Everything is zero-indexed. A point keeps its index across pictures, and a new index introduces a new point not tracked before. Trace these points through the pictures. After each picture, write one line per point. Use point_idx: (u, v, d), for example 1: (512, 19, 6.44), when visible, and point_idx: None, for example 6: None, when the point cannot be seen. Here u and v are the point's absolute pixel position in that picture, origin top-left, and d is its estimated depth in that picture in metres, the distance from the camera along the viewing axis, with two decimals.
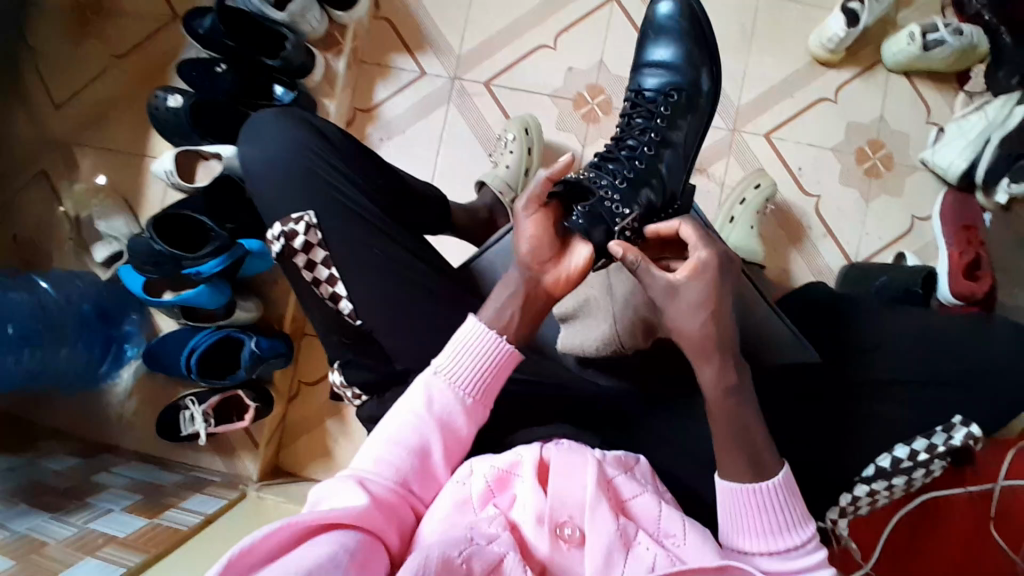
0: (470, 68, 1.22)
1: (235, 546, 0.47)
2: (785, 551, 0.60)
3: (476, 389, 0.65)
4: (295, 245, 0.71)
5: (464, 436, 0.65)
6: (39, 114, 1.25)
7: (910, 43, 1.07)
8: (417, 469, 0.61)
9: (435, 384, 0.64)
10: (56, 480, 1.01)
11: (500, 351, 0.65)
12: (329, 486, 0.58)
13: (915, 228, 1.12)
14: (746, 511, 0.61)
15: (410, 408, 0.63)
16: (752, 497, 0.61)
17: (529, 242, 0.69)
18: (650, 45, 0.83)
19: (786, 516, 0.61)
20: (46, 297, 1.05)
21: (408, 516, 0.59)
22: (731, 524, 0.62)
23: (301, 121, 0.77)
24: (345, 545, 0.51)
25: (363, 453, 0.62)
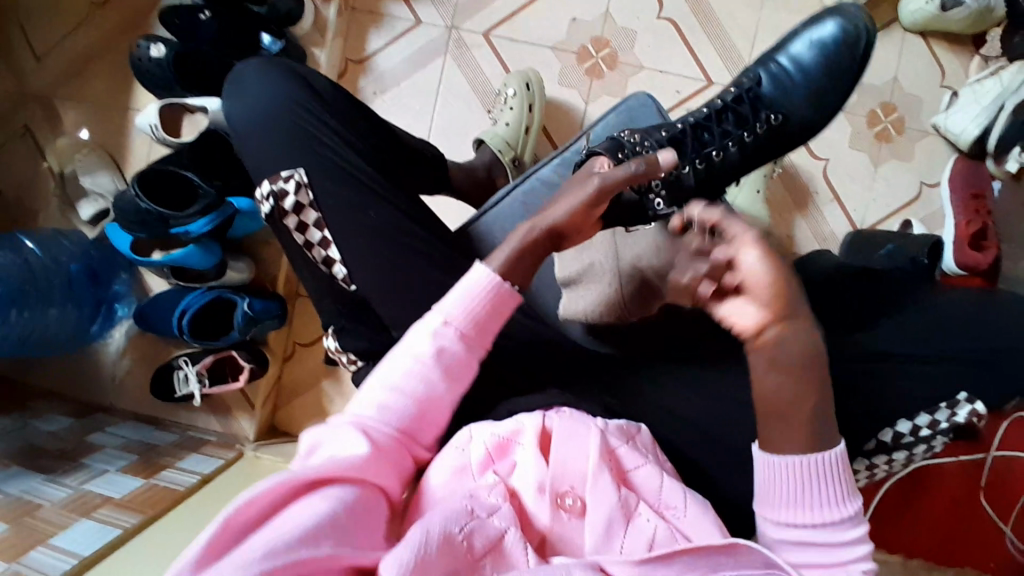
0: (468, 17, 1.17)
1: (230, 505, 0.46)
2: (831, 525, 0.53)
3: (482, 334, 0.61)
4: (285, 206, 0.68)
5: (467, 381, 0.61)
6: (19, 65, 1.20)
7: (928, 2, 1.02)
8: (419, 415, 0.59)
9: (444, 331, 0.59)
10: (50, 440, 1.00)
11: (503, 294, 0.61)
12: (327, 430, 0.56)
13: (923, 196, 1.10)
14: (796, 481, 0.54)
15: (413, 351, 0.59)
16: (806, 469, 0.54)
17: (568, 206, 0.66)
18: (798, 44, 0.83)
19: (837, 490, 0.54)
20: (32, 257, 1.01)
21: (407, 463, 0.58)
22: (772, 495, 0.55)
23: (290, 73, 0.73)
24: (343, 500, 0.50)
25: (361, 396, 0.59)
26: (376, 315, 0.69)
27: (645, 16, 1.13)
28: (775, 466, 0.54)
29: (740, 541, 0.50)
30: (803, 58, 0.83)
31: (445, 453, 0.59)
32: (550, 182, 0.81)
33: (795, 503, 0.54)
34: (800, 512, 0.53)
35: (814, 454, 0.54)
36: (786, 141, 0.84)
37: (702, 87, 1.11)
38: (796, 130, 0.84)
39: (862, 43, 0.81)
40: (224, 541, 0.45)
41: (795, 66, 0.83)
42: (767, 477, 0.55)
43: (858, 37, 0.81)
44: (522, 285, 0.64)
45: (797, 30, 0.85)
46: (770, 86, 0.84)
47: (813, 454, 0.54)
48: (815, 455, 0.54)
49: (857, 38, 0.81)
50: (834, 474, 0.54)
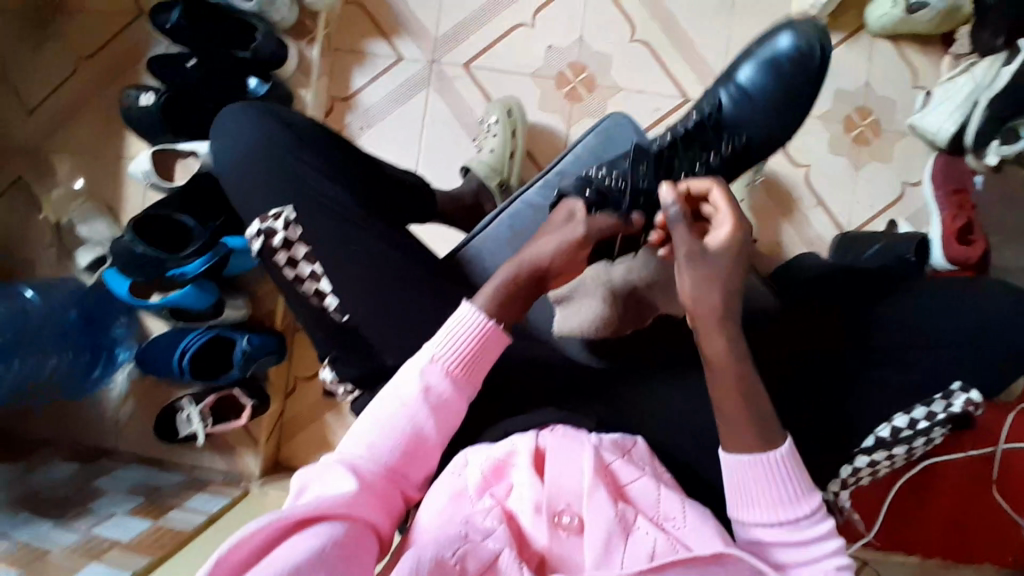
0: (448, 50, 1.20)
1: (223, 545, 0.48)
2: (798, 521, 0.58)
3: (468, 372, 0.63)
4: (274, 243, 0.70)
5: (456, 418, 0.63)
6: (14, 120, 1.23)
7: (893, 6, 1.04)
8: (408, 453, 0.60)
9: (430, 370, 0.62)
10: (56, 487, 1.01)
11: (486, 333, 0.64)
12: (319, 469, 0.58)
13: (907, 194, 1.11)
14: (756, 481, 0.59)
15: (402, 391, 0.61)
16: (761, 468, 0.59)
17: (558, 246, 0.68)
18: (752, 69, 0.82)
19: (798, 488, 0.59)
20: (29, 305, 1.03)
21: (398, 501, 0.59)
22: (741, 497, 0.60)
23: (272, 114, 0.75)
24: (333, 537, 0.51)
25: (352, 435, 0.61)
26: (368, 344, 0.70)
27: (619, 38, 1.15)
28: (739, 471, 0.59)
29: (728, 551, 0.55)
30: (757, 77, 0.81)
31: (441, 479, 0.60)
32: (534, 207, 0.82)
33: (757, 500, 0.59)
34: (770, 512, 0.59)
35: (766, 456, 0.58)
36: (749, 162, 0.82)
37: (678, 104, 1.14)
38: (760, 149, 0.81)
39: (822, 59, 0.79)
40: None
41: (754, 86, 0.81)
42: (732, 478, 0.60)
43: (811, 49, 0.79)
44: (509, 323, 0.66)
45: (750, 50, 0.83)
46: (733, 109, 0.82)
47: (764, 455, 0.59)
48: (769, 456, 0.59)
49: (812, 53, 0.78)
50: (790, 472, 0.59)
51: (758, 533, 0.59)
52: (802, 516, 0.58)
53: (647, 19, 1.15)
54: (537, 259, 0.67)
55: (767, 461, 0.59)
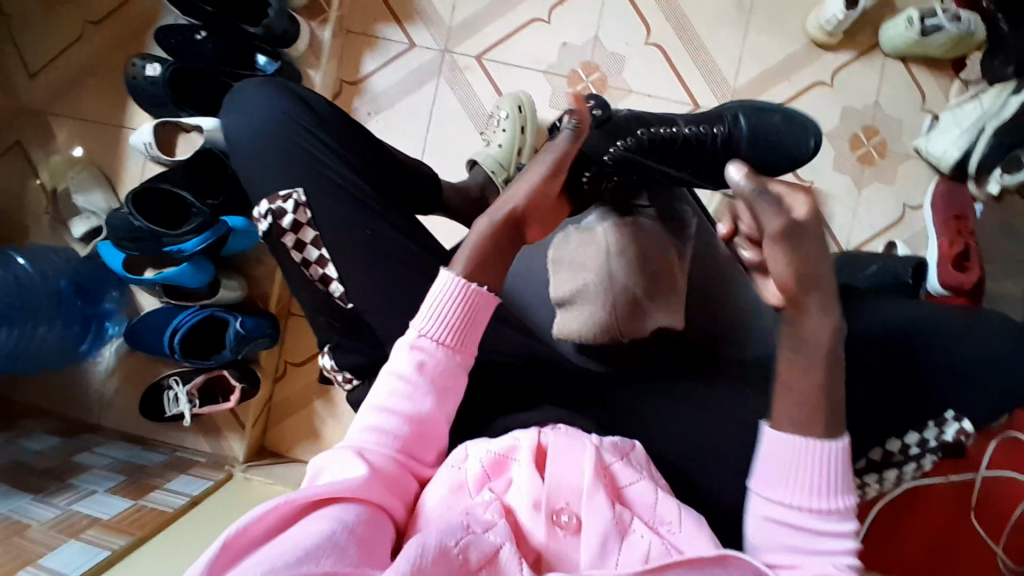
0: (461, 41, 1.19)
1: (232, 526, 0.47)
2: (822, 513, 0.55)
3: (459, 339, 0.62)
4: (283, 225, 0.68)
5: (455, 394, 0.62)
6: (13, 80, 1.20)
7: (908, 28, 1.06)
8: (414, 434, 0.60)
9: (421, 345, 0.61)
10: (35, 460, 0.99)
11: (474, 298, 0.62)
12: (328, 456, 0.57)
13: (907, 217, 1.12)
14: (797, 466, 0.56)
15: (397, 369, 0.61)
16: (810, 453, 0.56)
17: (529, 189, 0.68)
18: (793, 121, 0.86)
19: (837, 480, 0.56)
20: (21, 272, 1.02)
21: (413, 486, 0.59)
22: (767, 477, 0.57)
23: (286, 91, 0.74)
24: (344, 519, 0.51)
25: (355, 426, 0.60)
26: (372, 332, 0.69)
27: (634, 42, 1.16)
28: (779, 449, 0.57)
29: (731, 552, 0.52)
30: (771, 121, 0.85)
31: (441, 472, 0.60)
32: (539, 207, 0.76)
33: (791, 480, 0.56)
34: (796, 497, 0.56)
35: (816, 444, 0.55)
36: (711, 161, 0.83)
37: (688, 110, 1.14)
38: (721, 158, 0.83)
39: (807, 153, 0.86)
40: (226, 562, 0.47)
41: (746, 133, 0.84)
42: (773, 453, 0.57)
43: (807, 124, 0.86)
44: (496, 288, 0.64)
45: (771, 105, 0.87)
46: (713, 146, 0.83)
47: (818, 441, 0.56)
48: (819, 443, 0.55)
49: (812, 137, 0.85)
50: (838, 465, 0.56)
51: (773, 514, 0.56)
52: (831, 509, 0.55)
53: (661, 23, 1.16)
54: (508, 210, 0.67)
55: (816, 447, 0.56)
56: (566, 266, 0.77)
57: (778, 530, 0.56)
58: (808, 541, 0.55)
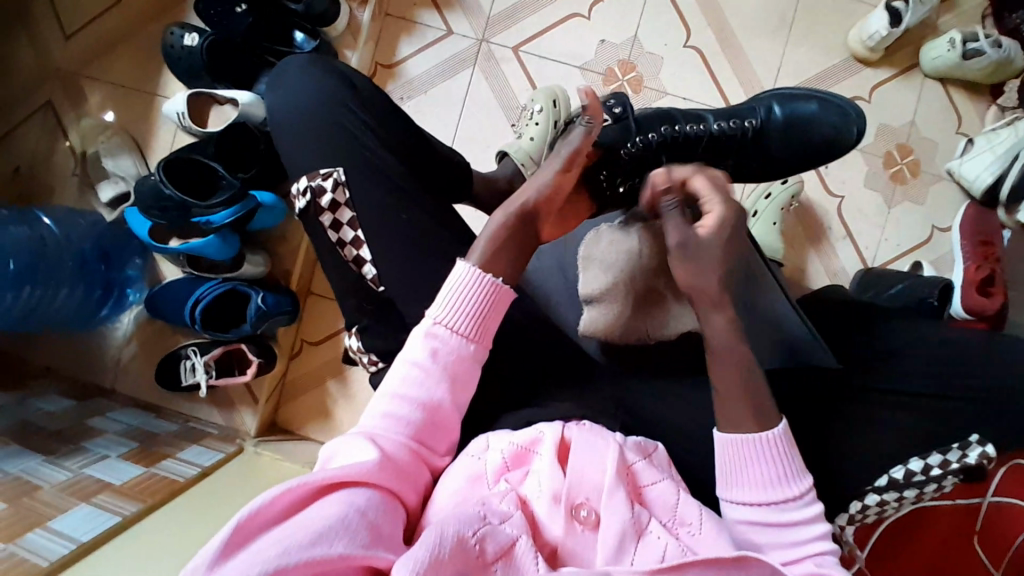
0: (499, 32, 1.18)
1: (245, 508, 0.46)
2: (781, 504, 0.60)
3: (476, 329, 0.62)
4: (322, 203, 0.68)
5: (468, 384, 0.62)
6: (47, 40, 1.20)
7: (950, 49, 1.06)
8: (427, 422, 0.59)
9: (436, 332, 0.62)
10: (49, 421, 1.00)
11: (492, 290, 0.63)
12: (341, 441, 0.57)
13: (934, 239, 1.11)
14: (752, 462, 0.61)
15: (411, 357, 0.61)
16: (749, 449, 0.61)
17: (541, 189, 0.70)
18: (815, 103, 0.90)
19: (784, 470, 0.61)
20: (47, 233, 1.02)
21: (424, 476, 0.59)
22: (727, 477, 0.62)
23: (331, 71, 0.74)
24: (356, 505, 0.51)
25: (369, 411, 0.60)
26: (402, 318, 0.69)
27: (673, 44, 1.15)
28: (728, 446, 0.62)
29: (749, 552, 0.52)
30: (794, 105, 0.89)
31: (462, 461, 0.60)
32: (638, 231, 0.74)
33: (741, 476, 0.61)
34: (755, 492, 0.61)
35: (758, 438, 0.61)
36: (750, 156, 0.89)
37: None
38: (756, 154, 0.88)
39: (849, 141, 0.89)
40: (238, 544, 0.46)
41: (778, 125, 0.88)
42: (722, 455, 0.62)
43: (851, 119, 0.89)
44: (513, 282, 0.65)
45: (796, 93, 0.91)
46: (741, 134, 0.87)
47: (758, 434, 0.61)
48: (758, 437, 0.61)
49: (849, 127, 0.89)
50: (782, 454, 0.61)
51: (743, 512, 0.61)
52: (789, 499, 0.60)
53: (702, 27, 1.15)
54: (519, 205, 0.69)
55: (758, 441, 0.61)
56: (597, 264, 0.76)
57: (751, 525, 0.61)
58: (781, 534, 0.60)
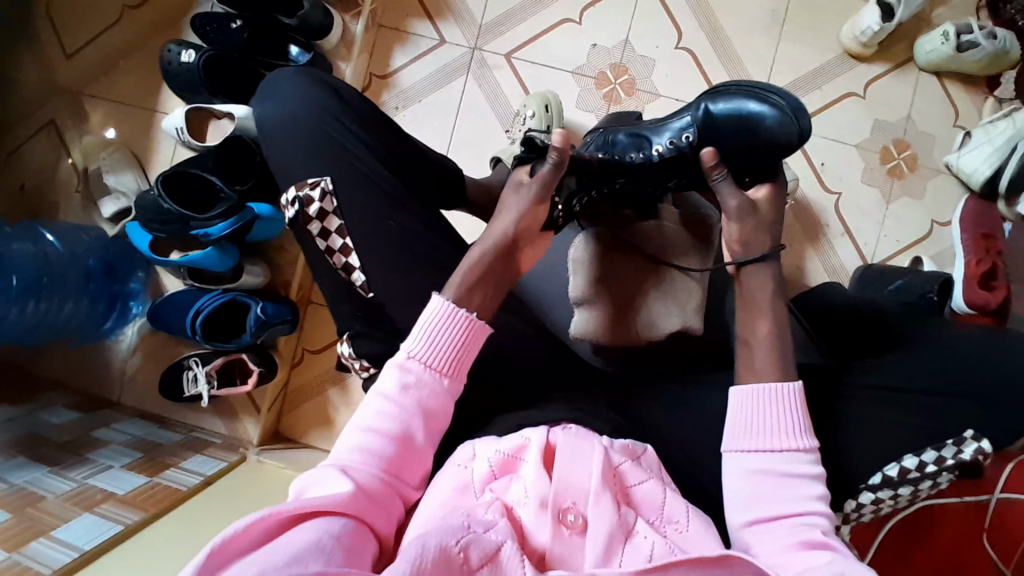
0: (493, 39, 1.19)
1: (218, 537, 0.47)
2: (792, 454, 0.59)
3: (451, 369, 0.64)
4: (310, 212, 0.69)
5: (443, 413, 0.63)
6: (49, 60, 1.22)
7: (944, 42, 1.05)
8: (399, 453, 0.60)
9: (408, 366, 0.63)
10: (55, 433, 1.01)
11: (468, 323, 0.64)
12: (312, 474, 0.57)
13: (934, 233, 1.11)
14: (767, 412, 0.60)
15: (382, 390, 0.62)
16: (773, 399, 0.60)
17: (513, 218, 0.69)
18: (771, 100, 0.68)
19: (798, 422, 0.60)
20: (50, 248, 1.05)
21: (398, 507, 0.59)
22: (742, 429, 0.61)
23: (318, 81, 0.75)
24: (330, 530, 0.51)
25: (342, 442, 0.61)
26: (392, 324, 0.70)
27: (664, 46, 1.16)
28: (747, 399, 0.61)
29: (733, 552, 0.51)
30: (719, 106, 0.70)
31: (448, 471, 0.61)
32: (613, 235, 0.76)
33: (759, 429, 0.60)
34: (767, 440, 0.59)
35: (778, 386, 0.60)
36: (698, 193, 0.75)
37: None
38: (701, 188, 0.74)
39: (790, 145, 0.67)
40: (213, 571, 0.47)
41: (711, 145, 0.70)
42: (739, 407, 0.61)
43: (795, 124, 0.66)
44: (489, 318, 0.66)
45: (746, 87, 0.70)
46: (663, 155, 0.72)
47: (781, 384, 0.61)
48: (780, 386, 0.61)
49: (792, 121, 0.66)
50: (798, 408, 0.60)
51: (752, 463, 0.59)
52: (797, 450, 0.59)
53: (693, 28, 1.15)
54: (490, 241, 0.68)
55: (778, 391, 0.61)
56: (585, 267, 0.76)
57: (758, 477, 0.59)
58: (787, 488, 0.58)
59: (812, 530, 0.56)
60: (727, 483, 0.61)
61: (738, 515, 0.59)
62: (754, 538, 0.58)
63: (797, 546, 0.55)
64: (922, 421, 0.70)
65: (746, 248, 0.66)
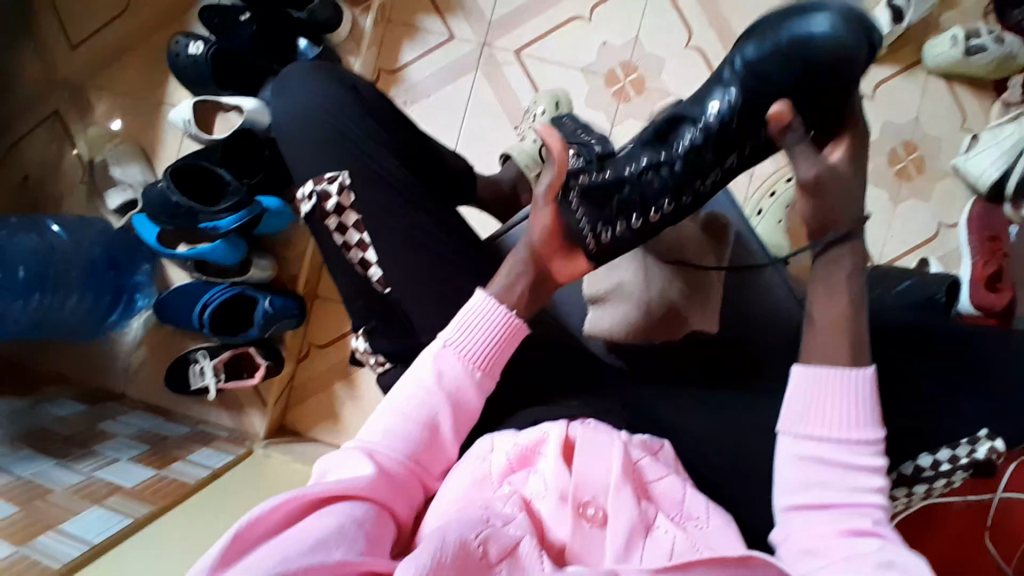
0: (502, 35, 1.19)
1: (241, 519, 0.47)
2: (851, 443, 0.57)
3: (487, 365, 0.64)
4: (327, 206, 0.69)
5: (472, 406, 0.63)
6: (55, 50, 1.21)
7: (953, 46, 1.06)
8: (426, 442, 0.60)
9: (446, 357, 0.63)
10: (60, 426, 1.00)
11: (507, 321, 0.64)
12: (338, 455, 0.58)
13: (941, 235, 1.11)
14: (826, 397, 0.58)
15: (418, 377, 0.62)
16: (836, 383, 0.58)
17: (540, 231, 0.65)
18: (823, 15, 0.55)
19: (865, 412, 0.58)
20: (56, 240, 1.04)
21: (419, 494, 0.59)
22: (803, 412, 0.58)
23: (334, 74, 0.74)
24: (353, 516, 0.51)
25: (369, 425, 0.61)
26: (408, 320, 0.70)
27: (674, 44, 1.15)
28: (809, 381, 0.58)
29: (757, 553, 0.51)
30: (761, 52, 0.57)
31: (467, 462, 0.61)
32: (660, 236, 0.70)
33: (820, 416, 0.58)
34: (826, 427, 0.57)
35: (843, 371, 0.58)
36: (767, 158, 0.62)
37: None
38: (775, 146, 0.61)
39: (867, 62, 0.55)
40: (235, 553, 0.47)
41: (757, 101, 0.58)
42: (802, 390, 0.59)
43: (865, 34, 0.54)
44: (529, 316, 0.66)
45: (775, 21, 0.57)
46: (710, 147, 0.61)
47: (848, 369, 0.58)
48: (846, 371, 0.58)
49: (863, 40, 0.54)
50: (862, 394, 0.58)
51: (808, 448, 0.58)
52: (857, 440, 0.57)
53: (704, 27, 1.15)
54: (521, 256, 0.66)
55: (843, 375, 0.58)
56: (602, 265, 0.77)
57: (811, 463, 0.57)
58: (843, 477, 0.56)
59: (863, 524, 0.55)
60: (778, 466, 0.59)
61: (785, 498, 0.58)
62: (796, 524, 0.57)
63: (842, 536, 0.54)
64: (935, 421, 0.70)
65: (825, 228, 0.61)
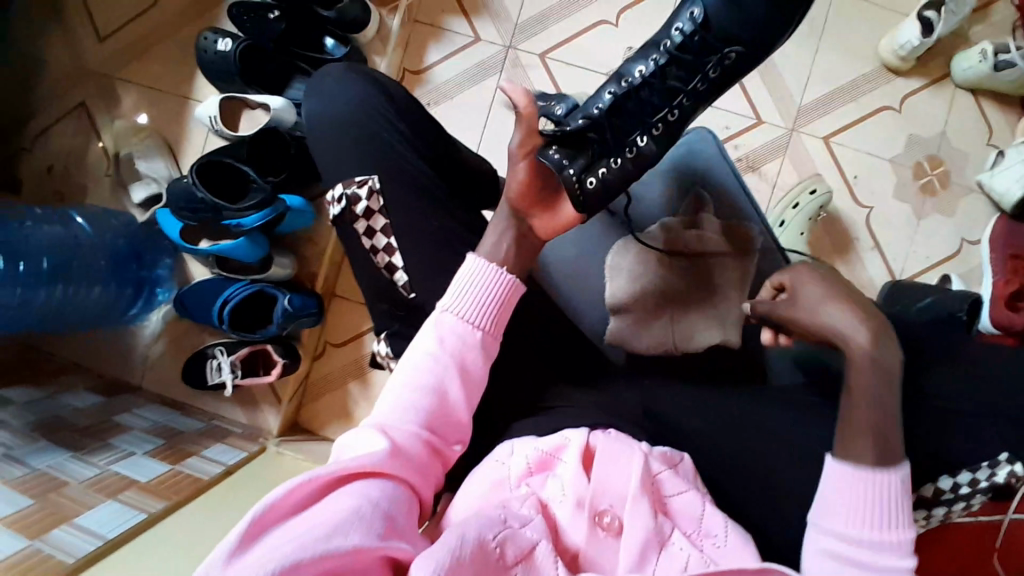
0: (527, 38, 1.19)
1: (260, 504, 0.47)
2: (882, 545, 0.57)
3: (490, 323, 0.64)
4: (357, 210, 0.69)
5: (481, 371, 0.63)
6: (83, 42, 1.22)
7: (981, 61, 1.05)
8: (437, 411, 0.61)
9: (445, 319, 0.64)
10: (78, 416, 1.01)
11: (501, 279, 0.65)
12: (352, 435, 0.58)
13: (962, 252, 1.10)
14: (861, 496, 0.58)
15: (423, 347, 0.63)
16: (872, 486, 0.58)
17: (517, 186, 0.70)
18: None
19: (899, 517, 0.58)
20: (80, 233, 1.04)
21: (436, 469, 0.59)
22: (834, 508, 0.59)
23: (365, 76, 0.74)
24: (370, 497, 0.51)
25: (383, 402, 0.61)
26: None
27: None
28: (845, 478, 0.59)
29: (773, 566, 0.51)
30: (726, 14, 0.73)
31: (487, 466, 0.61)
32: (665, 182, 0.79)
33: (854, 517, 0.58)
34: (859, 529, 0.57)
35: (881, 474, 0.58)
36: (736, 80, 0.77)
37: (751, 124, 1.15)
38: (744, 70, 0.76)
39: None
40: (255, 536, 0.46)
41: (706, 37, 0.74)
42: (836, 485, 0.59)
43: None
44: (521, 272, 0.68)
45: None
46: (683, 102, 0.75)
47: (883, 474, 0.58)
48: (883, 475, 0.58)
49: None
50: (896, 499, 0.58)
51: (836, 547, 0.58)
52: (892, 542, 0.57)
53: None
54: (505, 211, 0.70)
55: (878, 479, 0.58)
56: (622, 276, 0.78)
57: (841, 561, 0.57)
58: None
59: None
60: (806, 559, 0.59)
61: None
62: None
63: None
64: (957, 444, 0.69)
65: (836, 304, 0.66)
